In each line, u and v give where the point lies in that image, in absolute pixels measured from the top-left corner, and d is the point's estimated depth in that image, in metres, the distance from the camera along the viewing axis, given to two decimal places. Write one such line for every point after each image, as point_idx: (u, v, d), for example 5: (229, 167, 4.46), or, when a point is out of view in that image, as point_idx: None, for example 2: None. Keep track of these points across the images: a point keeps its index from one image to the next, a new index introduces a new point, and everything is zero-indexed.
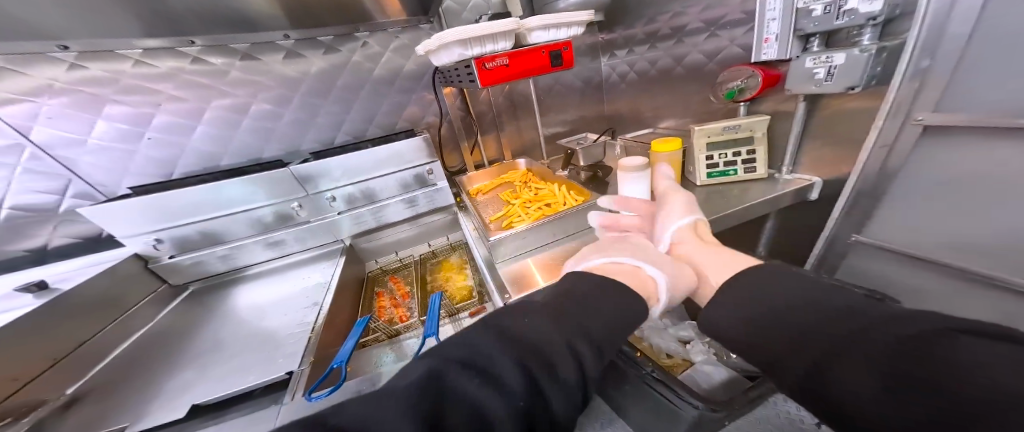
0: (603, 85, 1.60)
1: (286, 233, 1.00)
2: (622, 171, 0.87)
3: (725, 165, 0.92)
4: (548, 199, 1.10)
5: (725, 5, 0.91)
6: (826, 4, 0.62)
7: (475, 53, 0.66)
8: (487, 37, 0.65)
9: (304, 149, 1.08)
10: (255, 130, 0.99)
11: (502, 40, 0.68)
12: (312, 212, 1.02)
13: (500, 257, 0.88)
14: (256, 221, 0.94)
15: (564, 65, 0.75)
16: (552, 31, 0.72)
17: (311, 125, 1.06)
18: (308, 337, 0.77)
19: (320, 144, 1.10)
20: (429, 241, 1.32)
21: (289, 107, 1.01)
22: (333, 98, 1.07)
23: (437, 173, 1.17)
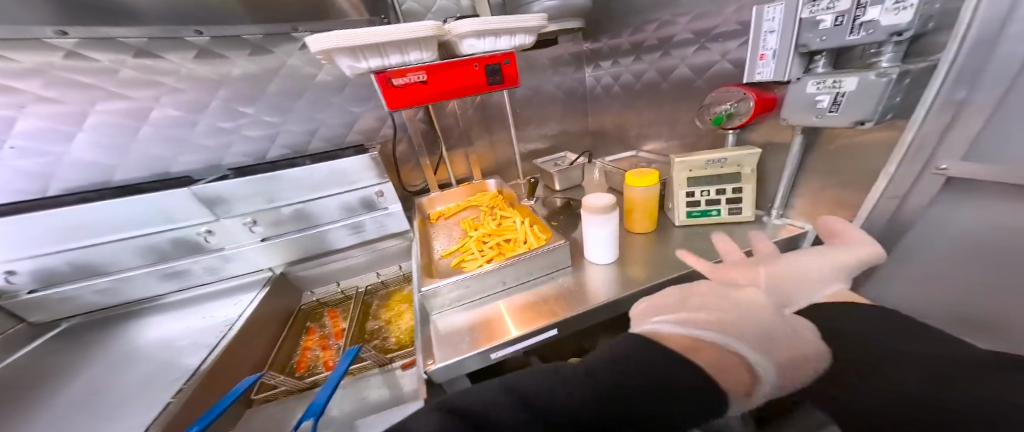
0: (591, 98, 1.44)
1: (191, 263, 0.87)
2: (587, 212, 0.72)
3: (707, 205, 0.79)
4: (508, 234, 0.95)
5: (718, 13, 0.76)
6: (838, 13, 0.47)
7: (372, 65, 0.54)
8: (392, 46, 0.53)
9: (226, 163, 0.94)
10: (158, 140, 0.85)
11: (413, 52, 0.56)
12: (224, 239, 0.87)
13: (435, 307, 0.79)
14: (148, 249, 0.81)
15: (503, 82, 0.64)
16: (486, 40, 0.59)
17: (229, 137, 0.92)
18: (167, 402, 0.64)
19: (247, 157, 0.96)
20: (379, 270, 1.18)
21: (202, 115, 0.88)
22: (261, 105, 0.93)
23: (387, 196, 1.03)
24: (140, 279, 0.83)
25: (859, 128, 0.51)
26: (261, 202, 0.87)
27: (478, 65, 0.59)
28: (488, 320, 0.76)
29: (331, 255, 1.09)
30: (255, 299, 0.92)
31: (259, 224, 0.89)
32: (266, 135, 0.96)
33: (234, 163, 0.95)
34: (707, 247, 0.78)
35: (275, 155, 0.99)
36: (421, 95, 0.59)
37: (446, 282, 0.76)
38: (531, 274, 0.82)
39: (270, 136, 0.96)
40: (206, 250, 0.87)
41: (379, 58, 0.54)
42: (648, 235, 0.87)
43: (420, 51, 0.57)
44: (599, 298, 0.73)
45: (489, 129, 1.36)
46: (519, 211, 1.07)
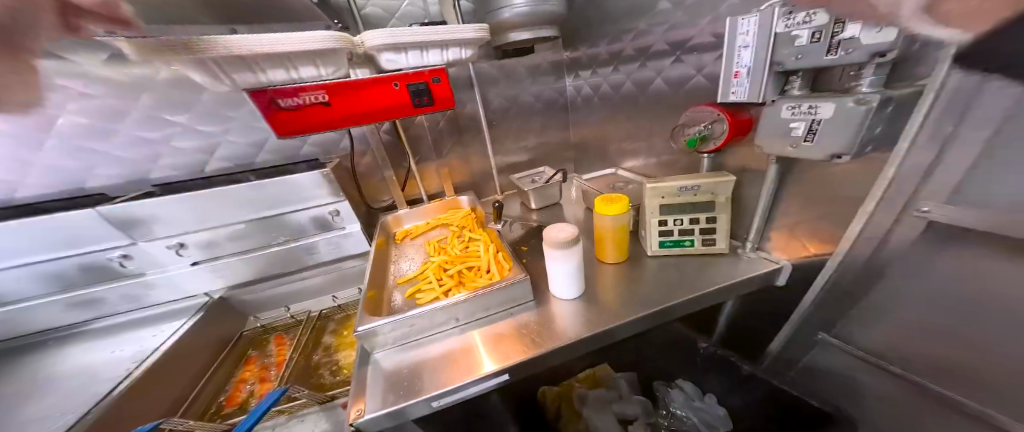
0: (575, 110, 1.35)
1: (105, 290, 0.82)
2: (547, 246, 0.64)
3: (681, 234, 0.72)
4: (471, 261, 0.87)
5: (693, 23, 0.68)
6: (815, 29, 0.39)
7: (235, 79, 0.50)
8: (269, 59, 0.50)
9: (154, 179, 0.87)
10: (70, 150, 0.80)
11: (302, 67, 0.56)
12: (144, 264, 0.81)
13: (377, 345, 0.71)
14: (53, 276, 0.77)
15: (428, 103, 0.72)
16: (411, 53, 0.64)
17: (155, 148, 0.85)
18: None
19: (178, 171, 0.89)
20: (336, 293, 1.07)
21: (122, 123, 0.81)
22: (194, 115, 0.85)
23: (344, 214, 0.92)
24: (40, 309, 0.81)
25: (838, 161, 0.44)
26: (184, 223, 0.78)
27: (399, 84, 0.68)
28: (435, 360, 0.68)
29: (287, 276, 1.00)
30: (182, 327, 0.85)
31: (187, 248, 0.81)
32: (197, 146, 0.89)
33: (161, 178, 0.88)
34: (682, 282, 0.70)
35: (214, 168, 0.92)
36: (321, 120, 0.64)
37: (393, 318, 0.69)
38: (487, 308, 0.74)
39: (201, 149, 0.89)
40: (121, 276, 0.82)
41: (255, 73, 0.52)
42: (618, 265, 0.81)
43: (309, 66, 0.56)
44: (559, 339, 0.66)
45: (462, 142, 1.28)
46: (487, 233, 0.99)
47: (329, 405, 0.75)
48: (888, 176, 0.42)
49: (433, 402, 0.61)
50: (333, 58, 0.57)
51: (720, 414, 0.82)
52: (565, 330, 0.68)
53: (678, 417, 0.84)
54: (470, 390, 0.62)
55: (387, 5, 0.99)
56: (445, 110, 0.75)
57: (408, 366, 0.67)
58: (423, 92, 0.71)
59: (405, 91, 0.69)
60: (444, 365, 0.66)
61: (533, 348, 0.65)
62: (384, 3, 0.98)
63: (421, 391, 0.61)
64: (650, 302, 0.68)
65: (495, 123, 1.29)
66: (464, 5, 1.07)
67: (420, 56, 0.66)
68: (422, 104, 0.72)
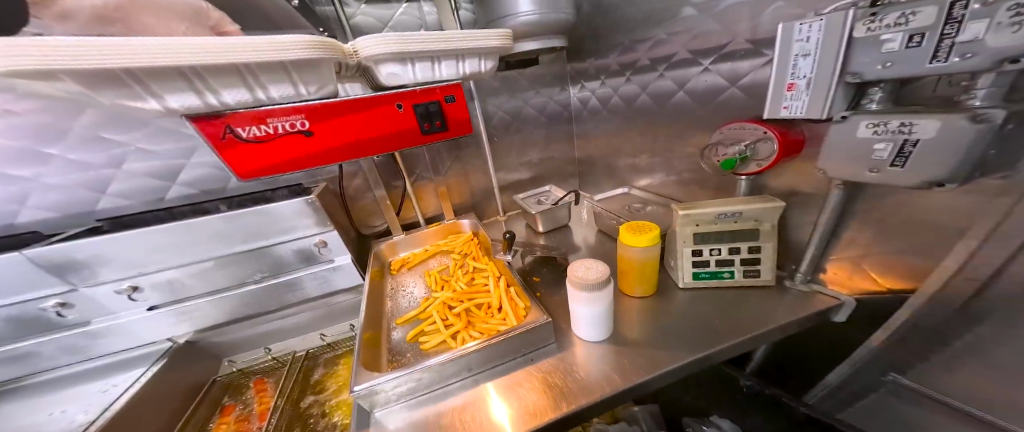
0: (580, 123, 1.28)
1: (31, 343, 0.68)
2: (574, 286, 0.57)
3: (718, 265, 0.66)
4: (481, 298, 0.77)
5: (725, 30, 0.62)
6: (913, 32, 0.32)
7: (173, 102, 0.41)
8: (213, 73, 0.41)
9: (98, 215, 0.78)
10: None
11: (270, 86, 0.47)
12: (86, 311, 0.69)
13: (379, 402, 0.59)
14: None
15: (439, 125, 0.66)
16: (415, 65, 0.55)
17: (98, 172, 0.75)
18: None
19: (126, 199, 0.79)
20: (325, 331, 0.94)
21: (57, 142, 0.70)
22: (148, 131, 0.75)
23: (332, 246, 0.81)
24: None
25: (934, 189, 0.36)
26: (138, 263, 0.66)
27: (403, 105, 0.61)
28: (439, 423, 0.56)
29: (270, 313, 0.87)
30: (139, 379, 0.72)
31: (141, 290, 0.69)
32: (152, 169, 0.79)
33: (105, 209, 0.78)
34: (723, 318, 0.62)
35: (175, 195, 0.82)
36: (293, 152, 0.56)
37: (393, 372, 0.58)
38: (502, 354, 0.64)
39: (156, 172, 0.79)
40: (56, 326, 0.69)
41: (199, 94, 0.42)
42: (645, 300, 0.72)
43: (281, 84, 0.47)
44: (590, 392, 0.55)
45: (461, 159, 1.19)
46: (494, 263, 0.90)
47: None
48: (1002, 209, 0.36)
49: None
50: (310, 72, 0.48)
51: None
52: (597, 380, 0.57)
53: None
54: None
55: (380, 13, 0.91)
56: (461, 134, 0.69)
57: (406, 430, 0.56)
58: (435, 115, 0.65)
59: (412, 113, 0.62)
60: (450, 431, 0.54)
61: (563, 400, 0.55)
62: (377, 12, 0.90)
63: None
64: (695, 343, 0.59)
65: (496, 138, 1.21)
66: (464, 15, 1.01)
67: (430, 69, 0.58)
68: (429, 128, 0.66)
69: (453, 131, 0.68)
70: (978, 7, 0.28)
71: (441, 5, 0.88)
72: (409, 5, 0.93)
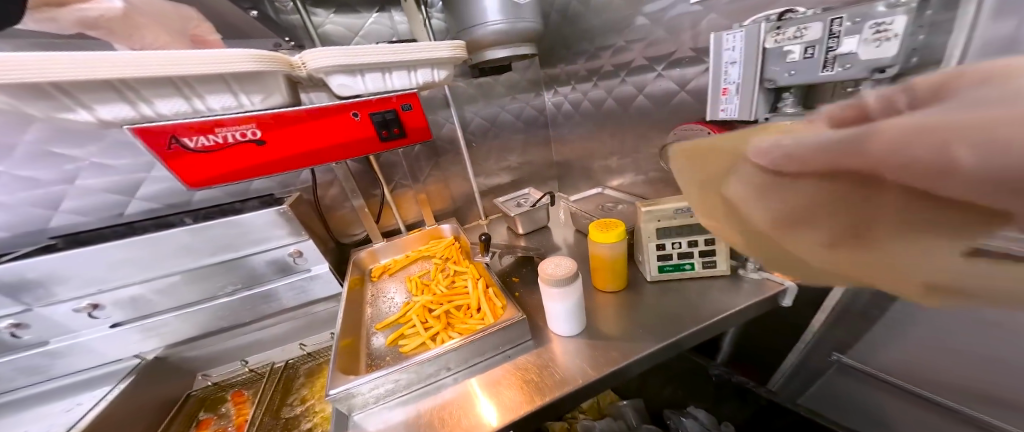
0: (557, 127, 1.32)
1: None
2: (544, 284, 0.59)
3: (679, 258, 0.70)
4: (458, 299, 0.80)
5: (673, 39, 0.68)
6: (808, 45, 0.38)
7: (102, 115, 0.43)
8: (147, 84, 0.43)
9: (54, 231, 0.77)
10: None
11: (209, 97, 0.48)
12: (44, 331, 0.68)
13: (357, 405, 0.60)
14: None
15: (399, 132, 0.68)
16: (365, 77, 0.58)
17: (55, 189, 0.75)
18: None
19: (77, 215, 0.78)
20: (304, 341, 0.94)
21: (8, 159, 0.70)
22: (102, 145, 0.76)
23: (307, 255, 0.82)
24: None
25: None
26: (100, 280, 0.66)
27: (359, 115, 0.63)
28: (418, 424, 0.57)
29: (247, 325, 0.87)
30: (110, 395, 0.71)
31: (102, 308, 0.69)
32: (108, 184, 0.78)
33: (60, 226, 0.77)
34: (685, 310, 0.65)
35: (134, 210, 0.82)
36: (248, 162, 0.57)
37: (371, 375, 0.59)
38: (479, 353, 0.66)
39: (113, 187, 0.79)
40: (15, 346, 0.68)
41: (133, 105, 0.44)
42: (618, 295, 0.75)
43: (220, 94, 0.49)
44: (565, 386, 0.58)
45: (438, 165, 1.21)
46: (473, 266, 0.93)
47: None
48: None
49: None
50: (251, 81, 0.50)
51: None
52: (570, 373, 0.60)
53: None
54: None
55: (351, 23, 0.93)
56: (421, 140, 0.72)
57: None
58: (392, 123, 0.67)
59: (369, 122, 0.64)
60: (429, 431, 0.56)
61: (540, 395, 0.57)
62: (347, 22, 0.93)
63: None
64: (660, 334, 0.63)
65: (473, 143, 1.24)
66: (435, 23, 1.04)
67: (381, 80, 0.61)
68: (389, 136, 0.68)
69: (412, 137, 0.70)
70: (852, 24, 0.34)
71: (411, 15, 0.91)
72: (379, 15, 0.96)
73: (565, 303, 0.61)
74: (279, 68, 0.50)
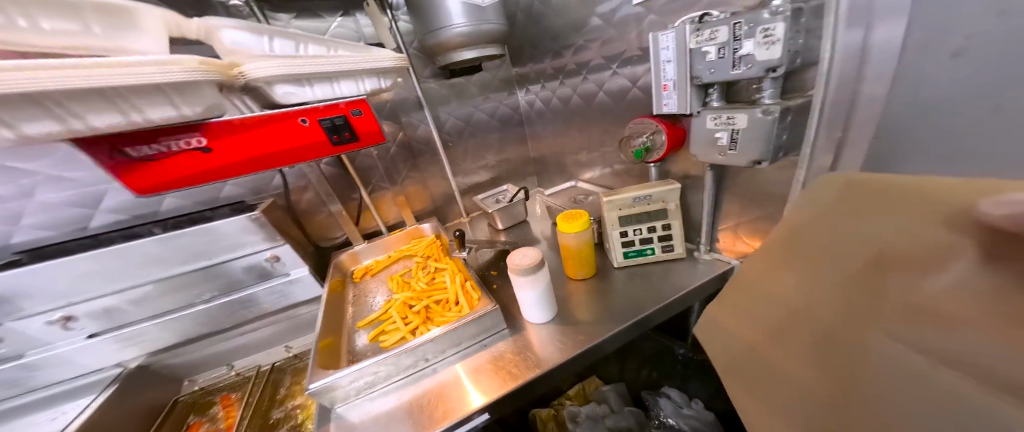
0: (531, 124, 1.35)
1: None
2: (513, 274, 0.63)
3: (641, 243, 0.75)
4: (437, 294, 0.83)
5: (622, 38, 0.72)
6: (719, 46, 0.42)
7: (27, 131, 0.39)
8: (82, 97, 0.41)
9: (16, 243, 0.77)
10: None
11: (148, 109, 0.48)
12: (18, 346, 0.69)
13: (336, 399, 0.63)
14: None
15: (351, 137, 0.70)
16: (312, 85, 0.63)
17: (15, 205, 0.75)
18: None
19: (44, 227, 0.78)
20: (288, 343, 0.96)
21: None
22: (60, 156, 0.75)
23: (285, 260, 0.84)
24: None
25: (760, 167, 0.45)
26: (71, 292, 0.67)
27: (307, 120, 0.64)
28: (399, 413, 0.61)
29: (229, 330, 0.88)
30: (93, 405, 0.72)
31: (76, 320, 0.70)
32: (68, 198, 0.78)
33: (24, 241, 0.77)
34: (647, 293, 0.70)
35: (99, 224, 0.82)
36: (195, 169, 0.58)
37: (353, 367, 0.62)
38: (455, 343, 0.69)
39: (78, 201, 0.79)
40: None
41: (63, 121, 0.41)
42: (587, 281, 0.80)
43: (159, 106, 0.48)
44: (538, 367, 0.62)
45: (415, 165, 1.23)
46: (451, 261, 0.96)
47: None
48: None
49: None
50: (184, 93, 0.50)
51: (710, 418, 0.80)
52: (541, 357, 0.64)
53: (670, 427, 0.83)
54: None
55: (315, 28, 0.94)
56: (372, 144, 0.74)
57: (369, 422, 0.60)
58: (343, 127, 0.68)
59: (318, 127, 0.66)
60: (409, 418, 0.59)
61: (516, 377, 0.61)
62: (310, 28, 0.93)
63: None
64: (623, 315, 0.67)
65: (448, 143, 1.26)
66: (402, 26, 1.06)
67: (329, 87, 0.65)
68: (342, 142, 0.70)
69: (365, 141, 0.73)
70: (748, 28, 0.38)
71: (376, 20, 0.92)
72: (345, 19, 0.97)
73: (536, 290, 0.65)
74: (215, 76, 0.50)
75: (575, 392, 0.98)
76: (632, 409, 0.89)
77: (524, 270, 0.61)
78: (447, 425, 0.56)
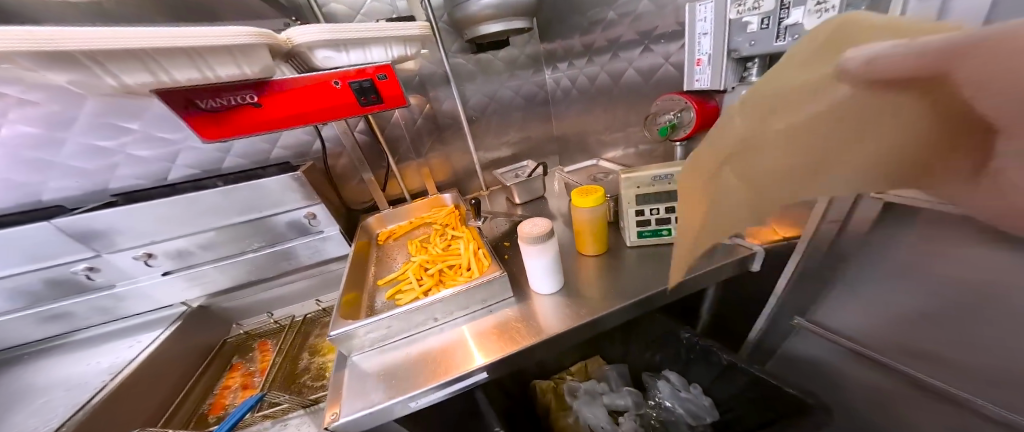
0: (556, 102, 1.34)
1: (68, 305, 0.80)
2: (522, 242, 0.66)
3: (657, 223, 0.75)
4: (452, 259, 0.88)
5: (659, 14, 0.69)
6: (763, 15, 0.41)
7: (124, 81, 0.46)
8: (166, 56, 0.47)
9: (115, 188, 0.87)
10: (30, 162, 0.79)
11: (218, 67, 0.53)
12: (113, 277, 0.80)
13: (354, 348, 0.70)
14: (20, 292, 0.75)
15: (380, 101, 0.73)
16: (351, 51, 0.66)
17: (111, 158, 0.85)
18: None
19: (148, 179, 0.89)
20: (319, 297, 1.06)
21: (70, 133, 0.79)
22: (151, 119, 0.84)
23: (321, 218, 0.91)
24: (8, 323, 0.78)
25: None
26: (151, 233, 0.76)
27: (340, 82, 0.68)
28: (408, 363, 0.67)
29: (272, 279, 0.98)
30: (158, 338, 0.83)
31: (155, 257, 0.79)
32: (157, 154, 0.88)
33: (122, 187, 0.87)
34: (658, 275, 0.71)
35: (179, 175, 0.91)
36: (251, 122, 0.64)
37: (371, 318, 0.69)
38: (468, 304, 0.74)
39: (161, 157, 0.88)
40: (90, 289, 0.80)
41: (154, 74, 0.48)
42: (598, 257, 0.82)
43: (226, 66, 0.54)
44: (539, 335, 0.66)
45: (439, 138, 1.25)
46: (463, 231, 1.00)
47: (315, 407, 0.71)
48: None
49: (404, 406, 0.60)
50: (244, 55, 0.54)
51: (705, 403, 0.83)
52: (542, 325, 0.68)
53: (666, 408, 0.87)
54: (444, 390, 0.62)
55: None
56: (396, 107, 0.76)
57: (384, 367, 0.67)
58: (370, 90, 0.71)
59: (349, 89, 0.69)
60: (420, 367, 0.65)
61: (514, 343, 0.65)
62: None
63: (392, 397, 0.59)
64: (631, 293, 0.69)
65: (472, 118, 1.28)
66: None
67: (364, 53, 0.68)
68: (374, 105, 0.74)
69: (388, 104, 0.75)
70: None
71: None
72: None
73: (544, 259, 0.67)
74: (266, 40, 0.53)
75: (576, 369, 1.02)
76: (631, 389, 0.94)
77: (533, 236, 0.64)
78: (451, 376, 0.61)
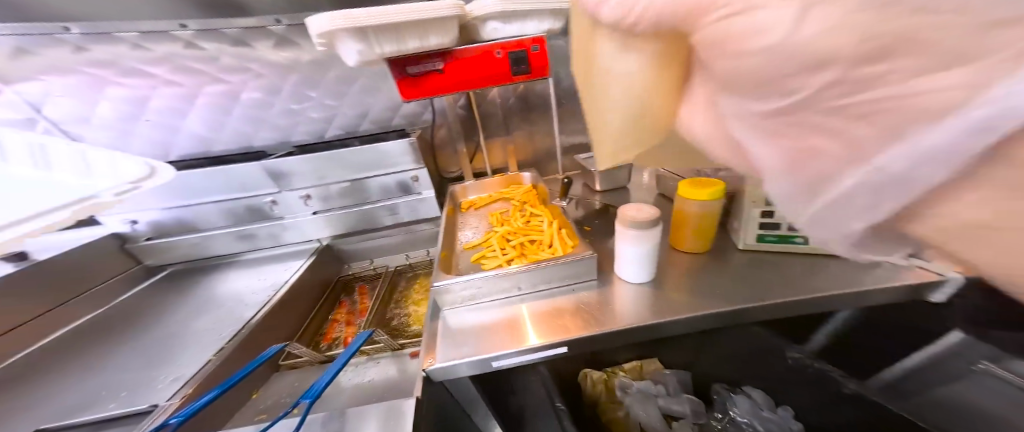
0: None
1: (257, 227, 1.06)
2: (622, 226, 0.66)
3: (787, 230, 0.70)
4: (533, 234, 0.93)
5: None
6: None
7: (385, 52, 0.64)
8: (404, 27, 0.62)
9: (293, 141, 1.11)
10: (247, 117, 1.05)
11: (431, 36, 0.66)
12: (284, 210, 1.05)
13: (447, 302, 0.80)
14: (228, 211, 1.02)
15: (530, 69, 0.78)
16: (513, 24, 0.74)
17: (297, 118, 1.08)
18: (208, 360, 0.72)
19: (310, 136, 1.12)
20: (408, 253, 1.22)
21: (278, 98, 1.05)
22: (323, 89, 1.06)
23: (422, 182, 1.04)
24: (218, 237, 1.06)
25: None
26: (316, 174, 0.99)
27: (502, 52, 0.75)
28: (492, 327, 0.72)
29: (376, 230, 1.17)
30: (302, 266, 1.04)
31: (310, 198, 1.03)
32: (323, 117, 1.10)
33: (300, 140, 1.11)
34: (774, 284, 0.65)
35: (333, 135, 1.13)
36: (438, 85, 0.75)
37: (464, 279, 0.76)
38: (550, 280, 0.78)
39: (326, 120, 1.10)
40: (271, 217, 1.06)
41: (399, 44, 0.65)
42: (697, 256, 0.78)
43: (435, 35, 0.67)
44: (623, 323, 0.65)
45: (528, 118, 1.29)
46: (541, 209, 1.04)
47: (398, 354, 0.85)
48: None
49: (489, 364, 0.66)
50: (443, 26, 0.66)
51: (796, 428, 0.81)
52: (625, 315, 0.67)
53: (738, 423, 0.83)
54: (526, 357, 0.66)
55: None
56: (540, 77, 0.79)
57: (470, 325, 0.74)
58: (523, 60, 0.76)
59: (507, 58, 0.75)
60: (503, 331, 0.70)
61: (594, 326, 0.66)
62: None
63: (479, 354, 0.65)
64: (735, 298, 0.64)
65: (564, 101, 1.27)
66: None
67: (521, 24, 0.74)
68: (525, 74, 0.78)
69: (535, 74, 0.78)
70: None
71: None
72: None
73: (640, 247, 0.67)
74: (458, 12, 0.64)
75: (631, 366, 0.94)
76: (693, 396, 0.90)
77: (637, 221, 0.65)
78: (535, 345, 0.65)
